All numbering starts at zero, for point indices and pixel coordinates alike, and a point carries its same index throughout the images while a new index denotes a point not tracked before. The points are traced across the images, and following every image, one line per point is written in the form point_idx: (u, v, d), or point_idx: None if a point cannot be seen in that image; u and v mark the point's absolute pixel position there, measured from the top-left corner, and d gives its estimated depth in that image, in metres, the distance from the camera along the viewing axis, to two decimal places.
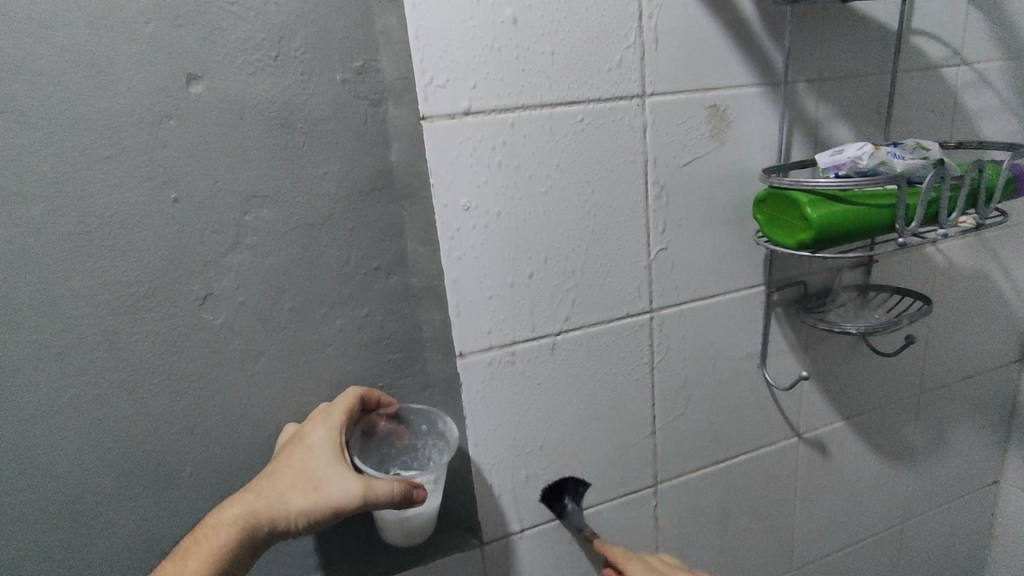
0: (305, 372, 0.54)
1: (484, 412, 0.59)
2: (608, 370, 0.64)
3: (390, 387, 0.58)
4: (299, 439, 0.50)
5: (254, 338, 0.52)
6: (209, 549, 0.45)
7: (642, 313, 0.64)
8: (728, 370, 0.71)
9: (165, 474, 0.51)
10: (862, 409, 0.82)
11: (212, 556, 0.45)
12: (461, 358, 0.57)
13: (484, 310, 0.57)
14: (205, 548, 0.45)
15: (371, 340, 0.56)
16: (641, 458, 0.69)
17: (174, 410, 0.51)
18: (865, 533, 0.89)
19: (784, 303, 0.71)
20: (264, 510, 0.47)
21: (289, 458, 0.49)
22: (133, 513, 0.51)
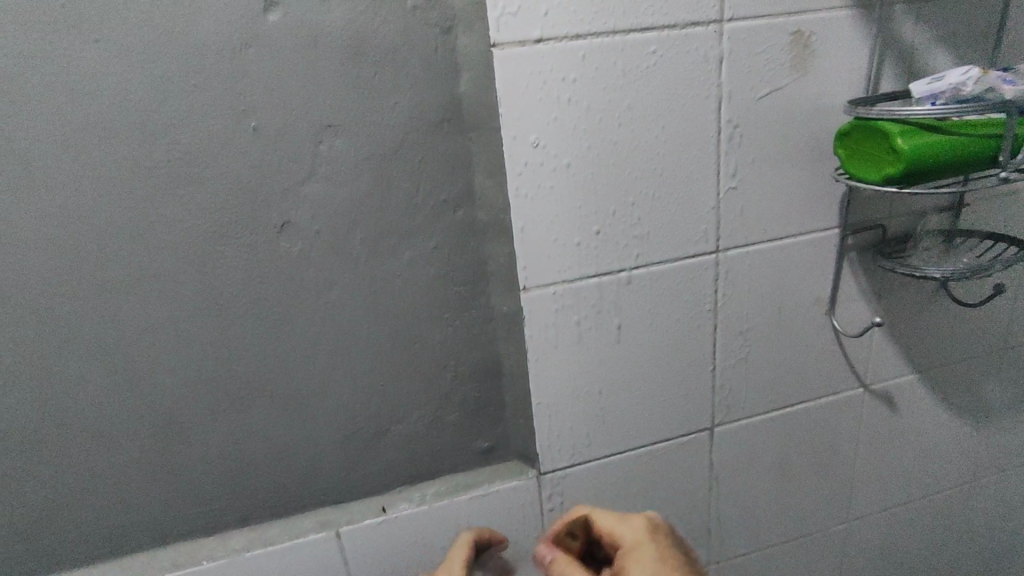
0: (374, 301, 0.56)
1: (545, 345, 0.60)
2: (671, 310, 0.64)
3: (455, 320, 0.59)
4: None
5: (327, 267, 0.54)
6: None
7: (708, 253, 0.63)
8: (794, 316, 0.69)
9: (250, 390, 0.56)
10: (937, 362, 0.79)
11: None
12: (524, 291, 0.57)
13: (549, 245, 0.56)
14: None
15: (437, 272, 0.57)
16: (700, 400, 0.69)
17: (256, 330, 0.54)
18: (929, 489, 0.86)
19: (860, 247, 0.68)
20: None
21: None
22: (222, 424, 0.56)
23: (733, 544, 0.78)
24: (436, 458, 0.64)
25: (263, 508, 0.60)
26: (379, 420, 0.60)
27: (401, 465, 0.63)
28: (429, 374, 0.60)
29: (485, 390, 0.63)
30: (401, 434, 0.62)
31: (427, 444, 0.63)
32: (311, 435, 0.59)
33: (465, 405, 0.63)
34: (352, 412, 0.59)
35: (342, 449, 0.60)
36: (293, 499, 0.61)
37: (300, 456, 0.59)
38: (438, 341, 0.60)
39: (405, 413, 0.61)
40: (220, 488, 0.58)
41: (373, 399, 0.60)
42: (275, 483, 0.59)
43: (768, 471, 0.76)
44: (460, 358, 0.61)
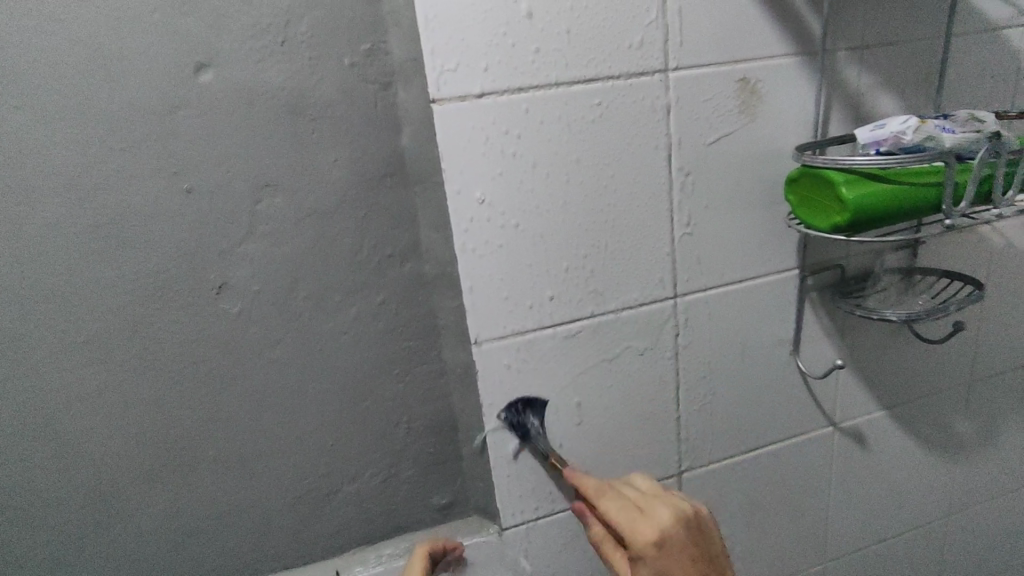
0: (321, 359, 0.55)
1: (500, 400, 0.58)
2: (630, 357, 0.62)
3: (406, 374, 0.58)
4: None
5: (270, 326, 0.53)
6: None
7: (665, 299, 0.62)
8: (758, 358, 0.68)
9: (190, 455, 0.53)
10: (905, 398, 0.78)
11: None
12: (476, 344, 0.56)
13: (500, 299, 0.55)
14: None
15: (386, 327, 0.56)
16: (664, 447, 0.67)
17: (195, 394, 0.52)
18: (905, 527, 0.85)
19: (820, 288, 0.67)
20: None
21: None
22: (162, 492, 0.54)
23: None
24: (393, 518, 0.62)
25: None
26: (329, 480, 0.58)
27: (355, 526, 0.60)
28: (381, 431, 0.58)
29: (440, 444, 0.61)
30: (354, 494, 0.59)
31: (381, 503, 0.61)
32: (257, 499, 0.56)
33: (420, 461, 0.61)
34: (301, 474, 0.57)
35: (291, 512, 0.58)
36: (240, 567, 0.58)
37: (246, 522, 0.57)
38: (389, 397, 0.58)
39: (357, 472, 0.59)
40: (160, 560, 0.55)
41: (322, 459, 0.57)
42: (220, 552, 0.57)
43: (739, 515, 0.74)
44: (414, 413, 0.59)
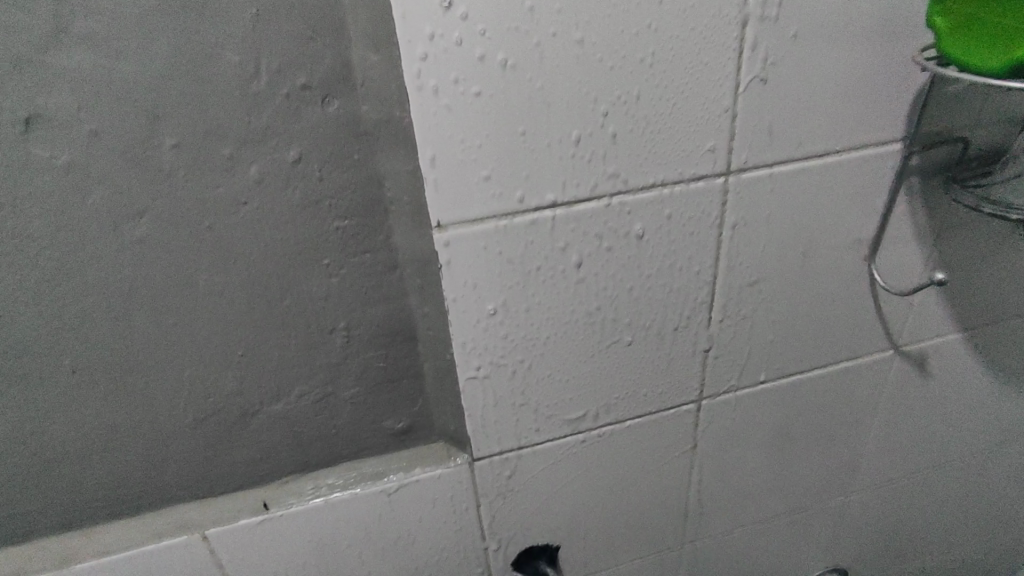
0: (212, 241, 0.38)
1: (476, 312, 0.43)
2: (653, 253, 0.46)
3: (340, 268, 0.41)
4: None
5: (125, 189, 0.35)
6: None
7: (713, 175, 0.44)
8: (821, 263, 0.52)
9: (37, 367, 0.39)
10: (992, 319, 0.62)
11: None
12: (439, 230, 0.39)
13: (476, 176, 0.38)
14: None
15: (306, 199, 0.38)
16: (684, 366, 0.53)
17: (27, 285, 0.36)
18: (946, 457, 0.74)
19: (927, 170, 0.49)
20: None
21: None
22: (7, 412, 0.40)
23: (712, 521, 0.67)
24: (336, 444, 0.49)
25: (97, 509, 0.45)
26: (243, 400, 0.44)
27: (285, 453, 0.48)
28: (310, 341, 0.43)
29: (393, 359, 0.46)
30: (279, 416, 0.46)
31: (317, 427, 0.47)
32: (147, 421, 0.43)
33: (366, 379, 0.46)
34: (204, 392, 0.43)
35: (196, 438, 0.45)
36: (135, 498, 0.46)
37: (136, 447, 0.44)
38: (318, 296, 0.42)
39: (281, 391, 0.45)
40: (26, 489, 0.43)
41: (231, 375, 0.43)
42: (107, 480, 0.44)
43: (762, 446, 0.62)
44: (354, 319, 0.43)
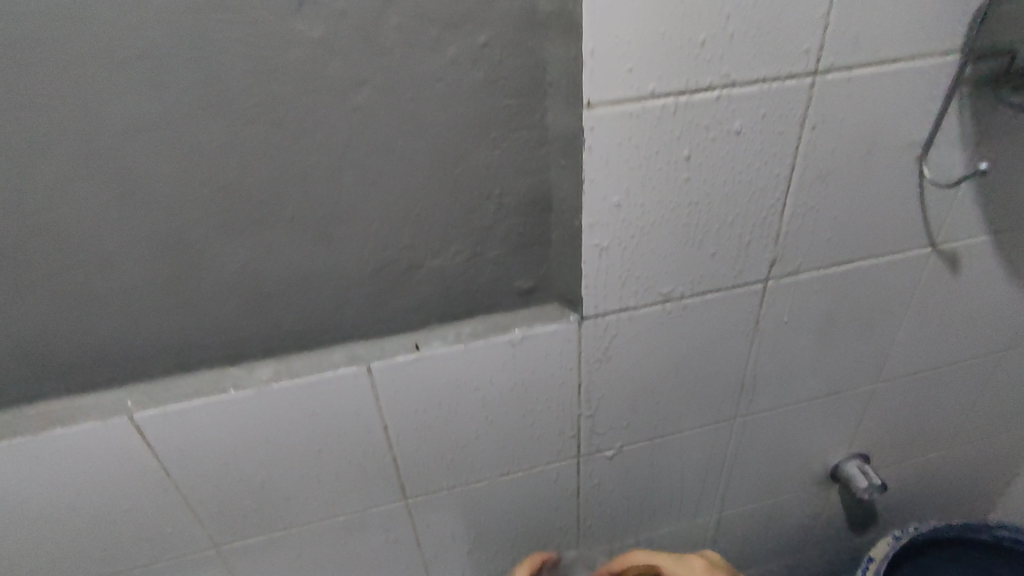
0: (411, 111, 0.48)
1: (605, 189, 0.53)
2: (749, 145, 0.55)
3: (503, 140, 0.51)
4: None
5: (355, 62, 0.45)
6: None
7: (805, 75, 0.52)
8: (881, 161, 0.61)
9: (266, 211, 0.49)
10: (1015, 224, 0.72)
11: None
12: (588, 108, 0.48)
13: (622, 68, 0.47)
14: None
15: (486, 79, 0.48)
16: (760, 250, 0.63)
17: (272, 141, 0.46)
18: (961, 354, 0.85)
19: (977, 80, 0.58)
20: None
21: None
22: (238, 249, 0.51)
23: (761, 396, 0.78)
24: (474, 300, 0.59)
25: (289, 340, 0.57)
26: (411, 253, 0.55)
27: (434, 303, 0.58)
28: (470, 205, 0.53)
29: (530, 226, 0.56)
30: (437, 269, 0.56)
31: (463, 282, 0.58)
32: (338, 265, 0.54)
33: (506, 243, 0.57)
34: (383, 243, 0.53)
35: (371, 283, 0.55)
36: (318, 332, 0.57)
37: (326, 287, 0.55)
38: (482, 164, 0.51)
39: (440, 248, 0.55)
40: (242, 317, 0.54)
41: (405, 230, 0.53)
42: (301, 315, 0.56)
43: (812, 329, 0.73)
44: (506, 187, 0.53)
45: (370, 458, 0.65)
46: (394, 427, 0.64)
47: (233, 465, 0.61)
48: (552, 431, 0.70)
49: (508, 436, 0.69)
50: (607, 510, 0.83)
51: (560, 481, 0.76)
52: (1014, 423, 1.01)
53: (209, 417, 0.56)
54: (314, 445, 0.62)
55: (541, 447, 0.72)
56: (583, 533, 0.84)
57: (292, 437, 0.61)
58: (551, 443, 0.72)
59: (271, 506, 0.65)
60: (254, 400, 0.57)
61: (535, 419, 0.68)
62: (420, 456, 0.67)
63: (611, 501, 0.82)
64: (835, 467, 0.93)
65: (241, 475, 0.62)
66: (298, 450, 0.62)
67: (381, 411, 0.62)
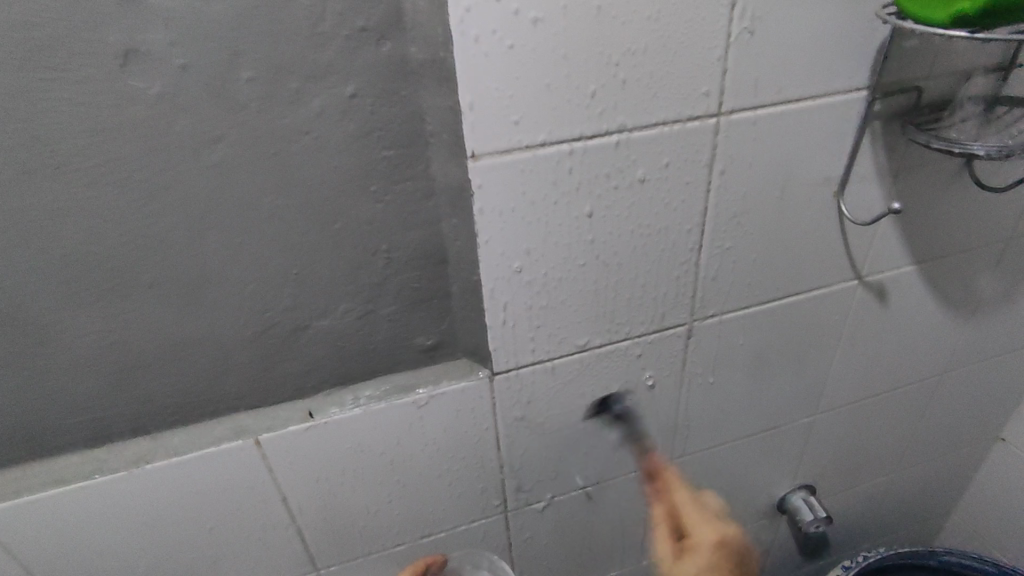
0: (277, 167, 0.44)
1: (502, 244, 0.49)
2: (656, 188, 0.52)
3: (386, 193, 0.48)
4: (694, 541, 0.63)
5: (205, 118, 0.40)
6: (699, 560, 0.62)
7: (708, 116, 0.50)
8: (797, 198, 0.58)
9: (121, 281, 0.44)
10: (940, 254, 0.71)
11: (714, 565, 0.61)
12: (474, 160, 0.45)
13: (508, 120, 0.44)
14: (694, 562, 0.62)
15: (359, 130, 0.44)
16: (679, 293, 0.60)
17: (118, 207, 0.42)
18: (898, 382, 0.84)
19: (889, 115, 0.56)
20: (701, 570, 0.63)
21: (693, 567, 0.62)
22: (92, 322, 0.45)
23: (697, 438, 0.75)
24: (372, 358, 0.56)
25: (165, 413, 0.52)
26: (295, 315, 0.50)
27: (328, 364, 0.54)
28: (355, 261, 0.50)
29: (426, 280, 0.53)
30: (326, 329, 0.52)
31: (358, 341, 0.54)
32: (211, 333, 0.49)
33: (401, 298, 0.53)
34: (261, 307, 0.49)
35: (253, 349, 0.51)
36: (199, 402, 0.53)
37: (202, 357, 0.50)
38: (364, 219, 0.48)
39: (328, 308, 0.51)
40: (105, 393, 0.49)
41: (286, 291, 0.49)
42: (176, 386, 0.51)
43: (743, 368, 0.70)
44: (394, 241, 0.50)
45: (271, 532, 0.60)
46: (295, 498, 0.58)
47: (110, 551, 0.55)
48: (474, 488, 0.66)
49: (426, 498, 0.64)
50: (543, 564, 0.78)
51: (489, 540, 0.72)
52: (957, 444, 1.01)
53: (73, 506, 0.51)
54: (204, 524, 0.56)
55: (464, 505, 0.67)
56: None
57: (177, 518, 0.55)
58: (474, 501, 0.67)
59: None
60: (125, 483, 0.51)
61: (453, 479, 0.64)
62: (328, 526, 0.62)
63: (546, 554, 0.77)
64: (781, 500, 0.90)
65: (120, 562, 0.56)
66: (185, 533, 0.56)
67: (277, 483, 0.56)
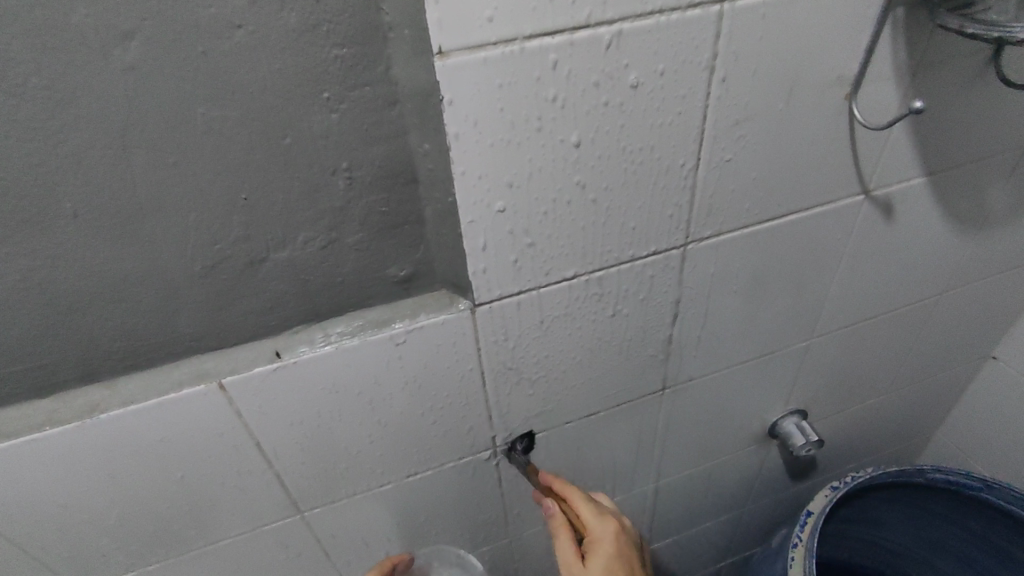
0: (207, 70, 0.37)
1: (480, 167, 0.44)
2: (651, 94, 0.46)
3: (341, 101, 0.41)
4: (591, 538, 0.59)
5: (109, 6, 0.33)
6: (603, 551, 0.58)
7: (711, 3, 0.43)
8: (806, 101, 0.53)
9: (38, 210, 0.39)
10: (953, 164, 0.66)
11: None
12: (442, 59, 0.38)
13: (480, 12, 0.37)
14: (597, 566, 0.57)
15: (302, 22, 0.38)
16: (675, 212, 0.55)
17: (19, 120, 0.35)
18: (898, 302, 0.81)
19: (912, 1, 0.50)
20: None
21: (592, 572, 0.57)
22: (12, 258, 0.40)
23: (691, 366, 0.72)
24: (342, 292, 0.51)
25: (114, 359, 0.48)
26: (249, 246, 0.45)
27: (292, 300, 0.50)
28: (313, 183, 0.44)
29: (395, 204, 0.47)
30: (286, 262, 0.47)
31: (323, 274, 0.49)
32: (155, 270, 0.44)
33: (369, 224, 0.48)
34: (209, 238, 0.44)
35: (206, 285, 0.46)
36: (151, 346, 0.48)
37: (147, 296, 0.45)
38: (319, 133, 0.42)
39: (286, 238, 0.46)
40: (41, 339, 0.44)
41: (235, 219, 0.43)
42: (123, 329, 0.46)
43: (741, 292, 0.67)
44: (356, 158, 0.44)
45: (248, 477, 0.57)
46: (270, 442, 0.55)
47: (75, 504, 0.52)
48: (462, 425, 0.63)
49: (411, 436, 0.61)
50: (536, 497, 0.77)
51: (478, 476, 0.70)
52: (951, 362, 1.00)
53: (22, 462, 0.47)
54: (174, 473, 0.53)
55: (451, 443, 0.64)
56: (512, 520, 0.79)
57: (144, 468, 0.51)
58: (462, 439, 0.64)
59: (138, 543, 0.57)
60: (79, 435, 0.47)
61: (438, 418, 0.61)
62: (309, 469, 0.59)
63: (538, 486, 0.76)
64: (773, 425, 0.89)
65: (87, 515, 0.53)
66: (155, 483, 0.53)
67: (249, 427, 0.52)
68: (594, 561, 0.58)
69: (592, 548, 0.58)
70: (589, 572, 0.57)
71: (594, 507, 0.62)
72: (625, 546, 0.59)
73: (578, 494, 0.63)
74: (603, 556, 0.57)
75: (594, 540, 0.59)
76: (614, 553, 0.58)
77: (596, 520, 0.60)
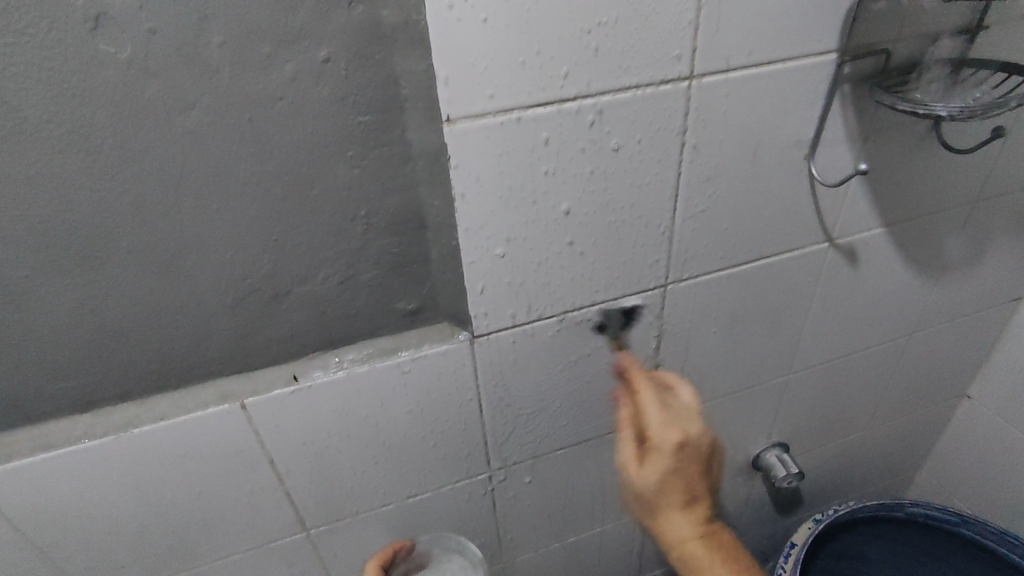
0: (252, 133, 0.44)
1: (480, 216, 0.50)
2: (630, 156, 0.53)
3: (362, 159, 0.48)
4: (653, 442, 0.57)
5: (177, 83, 0.41)
6: (659, 470, 0.56)
7: (680, 81, 0.51)
8: (769, 162, 0.60)
9: (99, 247, 0.45)
10: (909, 216, 0.73)
11: (678, 478, 0.57)
12: (451, 127, 0.45)
13: (483, 90, 0.44)
14: (653, 471, 0.57)
15: (334, 95, 0.45)
16: (655, 256, 0.61)
17: (93, 173, 0.42)
18: (869, 341, 0.87)
19: (857, 79, 0.57)
20: (660, 500, 0.59)
21: (651, 467, 0.57)
22: (71, 288, 0.46)
23: None
24: (357, 324, 0.57)
25: (149, 379, 0.53)
26: (276, 281, 0.51)
27: (311, 329, 0.55)
28: (335, 227, 0.50)
29: (405, 245, 0.54)
30: (307, 295, 0.53)
31: (339, 306, 0.55)
32: (193, 300, 0.50)
33: (382, 263, 0.54)
34: (242, 273, 0.50)
35: (236, 314, 0.52)
36: (183, 368, 0.54)
37: (183, 323, 0.51)
38: (342, 185, 0.49)
39: (309, 274, 0.52)
40: (87, 360, 0.50)
41: (266, 257, 0.50)
42: (160, 353, 0.52)
43: (719, 330, 0.72)
44: (373, 207, 0.51)
45: (260, 493, 0.61)
46: (283, 460, 0.60)
47: (103, 514, 0.56)
48: (459, 450, 0.68)
49: (412, 458, 0.66)
50: (529, 521, 0.81)
51: (474, 499, 0.74)
52: (926, 401, 1.05)
53: (62, 470, 0.52)
54: (194, 486, 0.58)
55: (449, 466, 0.69)
56: (505, 544, 0.82)
57: (168, 480, 0.56)
58: (459, 462, 0.69)
59: (154, 554, 0.61)
60: (114, 447, 0.52)
61: (438, 441, 0.66)
62: (317, 487, 0.63)
63: (530, 511, 0.80)
64: (756, 457, 0.94)
65: (112, 525, 0.57)
66: (176, 495, 0.58)
67: (265, 445, 0.58)
68: (648, 466, 0.57)
69: (653, 453, 0.57)
70: (643, 473, 0.58)
71: (662, 415, 0.58)
72: (686, 458, 0.56)
73: (648, 385, 0.63)
74: (660, 468, 0.56)
75: (652, 449, 0.57)
76: (672, 469, 0.56)
77: (656, 427, 0.57)
